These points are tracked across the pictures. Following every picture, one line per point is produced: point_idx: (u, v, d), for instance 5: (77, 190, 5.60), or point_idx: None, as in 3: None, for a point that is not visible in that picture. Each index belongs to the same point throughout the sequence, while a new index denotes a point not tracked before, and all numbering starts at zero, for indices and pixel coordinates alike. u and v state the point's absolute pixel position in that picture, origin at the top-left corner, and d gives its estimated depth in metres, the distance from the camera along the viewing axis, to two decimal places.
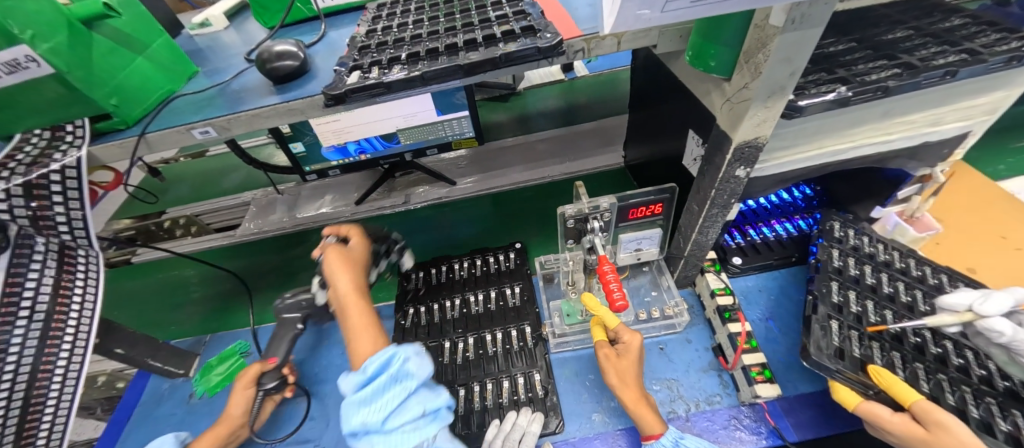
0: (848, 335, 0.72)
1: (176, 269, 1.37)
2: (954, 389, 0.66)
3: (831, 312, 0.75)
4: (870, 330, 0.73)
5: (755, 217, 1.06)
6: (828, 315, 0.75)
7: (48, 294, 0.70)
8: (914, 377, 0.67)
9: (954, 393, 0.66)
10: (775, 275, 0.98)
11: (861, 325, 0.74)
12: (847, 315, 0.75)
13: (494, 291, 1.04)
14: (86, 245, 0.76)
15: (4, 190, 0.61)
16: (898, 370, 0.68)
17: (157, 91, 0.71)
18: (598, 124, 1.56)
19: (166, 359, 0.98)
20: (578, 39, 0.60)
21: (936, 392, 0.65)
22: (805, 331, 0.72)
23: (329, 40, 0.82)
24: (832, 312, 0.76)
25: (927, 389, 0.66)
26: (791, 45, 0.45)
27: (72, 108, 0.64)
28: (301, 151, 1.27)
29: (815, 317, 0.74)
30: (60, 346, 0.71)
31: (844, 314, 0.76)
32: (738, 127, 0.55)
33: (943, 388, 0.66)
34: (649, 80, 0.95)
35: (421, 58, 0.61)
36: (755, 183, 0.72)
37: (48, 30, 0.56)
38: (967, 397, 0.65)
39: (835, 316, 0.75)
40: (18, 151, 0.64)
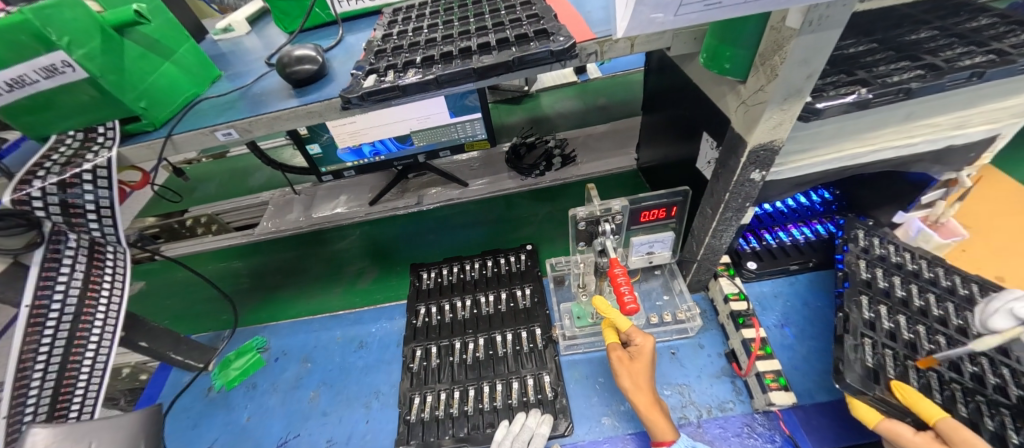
0: (884, 354, 0.70)
1: (225, 261, 1.42)
2: (993, 412, 0.64)
3: (864, 330, 0.73)
4: (904, 349, 0.71)
5: (772, 221, 1.04)
6: (861, 333, 0.72)
7: (79, 288, 0.74)
8: (953, 401, 0.65)
9: (993, 417, 0.63)
10: (792, 280, 0.97)
11: (897, 343, 0.71)
12: (880, 331, 0.73)
13: (505, 293, 1.05)
14: (115, 242, 0.79)
15: (40, 189, 0.64)
16: (935, 394, 0.65)
17: (182, 94, 0.74)
18: (611, 126, 1.55)
19: (187, 352, 1.02)
20: (591, 42, 0.60)
21: (976, 417, 0.63)
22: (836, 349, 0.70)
23: (347, 45, 0.84)
24: (865, 329, 0.73)
25: (964, 415, 0.63)
26: (809, 48, 0.44)
27: (104, 110, 0.66)
28: (318, 152, 1.29)
29: (847, 336, 0.71)
30: (87, 341, 0.75)
31: (878, 331, 0.73)
32: (754, 129, 0.54)
33: (981, 412, 0.63)
34: (663, 82, 0.95)
35: (436, 61, 0.62)
36: (771, 188, 0.71)
37: (83, 36, 0.58)
38: (1006, 422, 0.62)
39: (868, 333, 0.72)
40: (53, 151, 0.68)
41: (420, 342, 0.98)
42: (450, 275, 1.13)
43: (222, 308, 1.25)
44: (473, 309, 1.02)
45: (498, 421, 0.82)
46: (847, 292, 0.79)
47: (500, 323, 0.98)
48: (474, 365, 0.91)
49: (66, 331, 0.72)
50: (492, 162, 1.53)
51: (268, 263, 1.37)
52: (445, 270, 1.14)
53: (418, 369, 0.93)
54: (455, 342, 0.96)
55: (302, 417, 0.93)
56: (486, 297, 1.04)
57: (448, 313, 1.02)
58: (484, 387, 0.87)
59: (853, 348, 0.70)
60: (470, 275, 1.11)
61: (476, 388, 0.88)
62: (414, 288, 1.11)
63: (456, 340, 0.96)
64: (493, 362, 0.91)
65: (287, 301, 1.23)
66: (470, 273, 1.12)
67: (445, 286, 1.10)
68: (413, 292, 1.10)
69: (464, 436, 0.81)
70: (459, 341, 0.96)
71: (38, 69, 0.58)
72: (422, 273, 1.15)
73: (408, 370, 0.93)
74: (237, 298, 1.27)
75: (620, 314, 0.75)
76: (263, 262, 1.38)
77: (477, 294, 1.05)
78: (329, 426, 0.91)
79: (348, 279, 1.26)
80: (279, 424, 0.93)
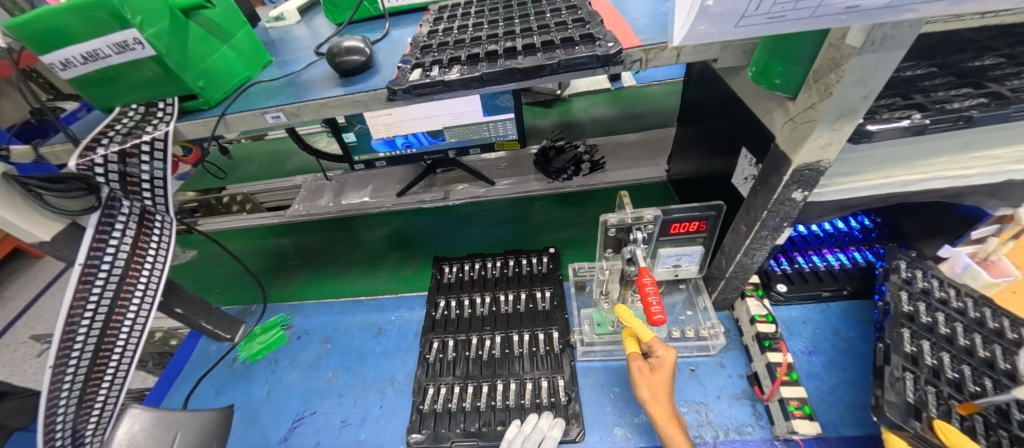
0: (924, 390, 0.66)
1: (274, 238, 1.47)
2: None
3: (906, 364, 0.70)
4: (949, 388, 0.67)
5: (805, 244, 1.00)
6: (902, 366, 0.69)
7: (127, 252, 0.78)
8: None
9: None
10: (823, 307, 0.93)
11: (939, 381, 0.68)
12: (923, 367, 0.69)
13: (524, 293, 1.05)
14: (163, 212, 0.84)
15: (102, 156, 0.67)
16: (980, 439, 0.62)
17: (236, 77, 0.78)
18: (643, 135, 1.54)
19: (216, 323, 1.06)
20: (637, 49, 0.60)
21: None
22: (876, 383, 0.67)
23: (392, 39, 0.86)
24: (906, 363, 0.70)
25: None
26: (868, 67, 0.43)
27: (166, 87, 0.70)
28: (352, 140, 1.32)
29: (887, 367, 0.68)
30: (129, 304, 0.80)
31: (920, 367, 0.70)
32: (800, 148, 0.53)
33: None
34: (702, 94, 0.93)
35: (480, 59, 0.63)
36: (808, 209, 0.69)
37: (154, 17, 0.62)
38: None
39: (909, 367, 0.69)
40: (116, 122, 0.72)
41: (438, 334, 0.99)
42: (471, 271, 1.14)
43: (270, 282, 1.29)
44: (492, 306, 1.03)
45: (509, 420, 0.82)
46: (890, 324, 0.76)
47: (518, 323, 0.98)
48: (489, 363, 0.92)
49: (110, 292, 0.76)
50: (520, 163, 1.53)
51: (316, 243, 1.42)
52: (466, 266, 1.16)
53: (434, 360, 0.94)
54: (471, 337, 0.97)
55: (320, 396, 0.96)
56: (506, 296, 1.05)
57: (467, 308, 1.03)
58: (497, 385, 0.88)
59: (887, 381, 0.67)
60: (491, 273, 1.12)
61: (490, 385, 0.88)
62: (435, 281, 1.13)
63: (473, 336, 0.97)
64: (508, 361, 0.91)
65: (333, 280, 1.27)
66: (491, 271, 1.12)
67: (467, 281, 1.11)
68: (435, 284, 1.12)
69: (474, 431, 0.82)
70: (475, 337, 0.97)
71: (112, 45, 0.63)
72: (444, 267, 1.17)
73: (424, 360, 0.94)
74: (284, 274, 1.31)
75: (642, 323, 0.73)
76: (310, 241, 1.43)
77: (497, 292, 1.06)
78: (344, 406, 0.93)
79: (393, 264, 1.29)
80: (297, 400, 0.96)
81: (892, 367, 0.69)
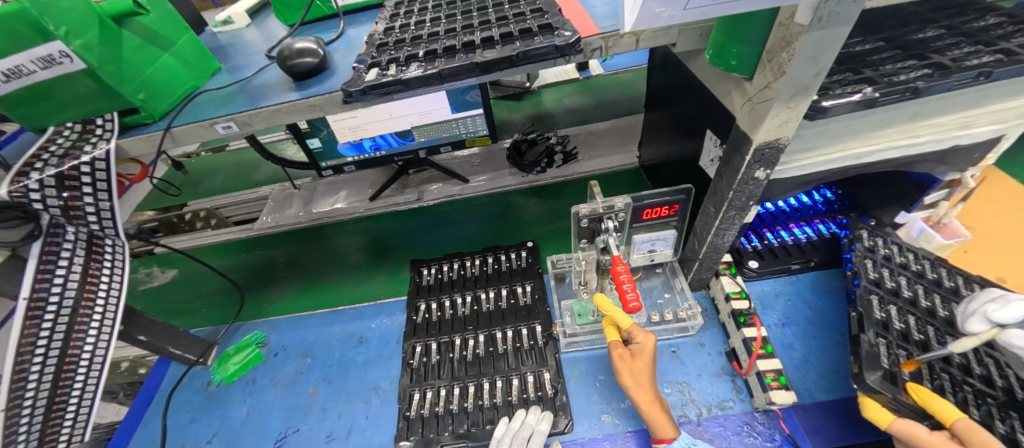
0: (897, 354, 0.69)
1: (259, 250, 1.41)
2: (1004, 416, 0.63)
3: (878, 329, 0.72)
4: (918, 349, 0.70)
5: (773, 220, 1.03)
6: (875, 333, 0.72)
7: (76, 282, 0.73)
8: (965, 404, 0.64)
9: (1004, 421, 0.62)
10: (792, 280, 0.96)
11: (909, 344, 0.71)
12: (894, 332, 0.72)
13: (505, 289, 1.04)
14: (114, 236, 0.79)
15: (38, 181, 0.63)
16: (948, 396, 0.65)
17: (181, 87, 0.73)
18: (613, 123, 1.55)
19: (186, 347, 1.02)
20: (596, 37, 0.59)
21: (988, 419, 0.62)
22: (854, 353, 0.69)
23: (348, 38, 0.83)
24: (878, 329, 0.73)
25: (976, 416, 0.63)
26: (816, 44, 0.44)
27: (102, 102, 0.66)
28: (317, 146, 1.28)
29: (863, 335, 0.71)
30: (83, 337, 0.75)
31: (890, 332, 0.73)
32: (759, 128, 0.53)
33: (992, 416, 0.63)
34: (666, 80, 0.94)
35: (439, 55, 0.61)
36: (772, 187, 0.71)
37: (81, 27, 0.58)
38: (1017, 424, 0.61)
39: (882, 333, 0.72)
40: (50, 143, 0.67)
41: (420, 338, 0.98)
42: (450, 271, 1.13)
43: (263, 296, 1.24)
44: (474, 305, 1.02)
45: (498, 418, 0.82)
46: (861, 293, 0.79)
47: (501, 320, 0.98)
48: (473, 362, 0.91)
49: (64, 326, 0.72)
50: (493, 159, 1.52)
51: (309, 250, 1.37)
52: (445, 266, 1.14)
53: (418, 365, 0.93)
54: (454, 338, 0.96)
55: (302, 412, 0.93)
56: (487, 294, 1.04)
57: (448, 310, 1.02)
58: (483, 384, 0.87)
59: (864, 348, 0.69)
60: (471, 271, 1.11)
61: (476, 384, 0.87)
62: (414, 284, 1.11)
63: (456, 337, 0.96)
64: (493, 359, 0.91)
65: (331, 287, 1.23)
66: (471, 270, 1.11)
67: (446, 282, 1.10)
68: (414, 287, 1.10)
69: (463, 432, 0.81)
70: (459, 338, 0.96)
71: (35, 60, 0.58)
72: (422, 269, 1.15)
73: (408, 365, 0.93)
74: (277, 286, 1.27)
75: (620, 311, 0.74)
76: (303, 250, 1.38)
77: (477, 290, 1.05)
78: (329, 420, 0.91)
79: (394, 267, 1.25)
80: (278, 419, 0.93)
81: (867, 335, 0.71)
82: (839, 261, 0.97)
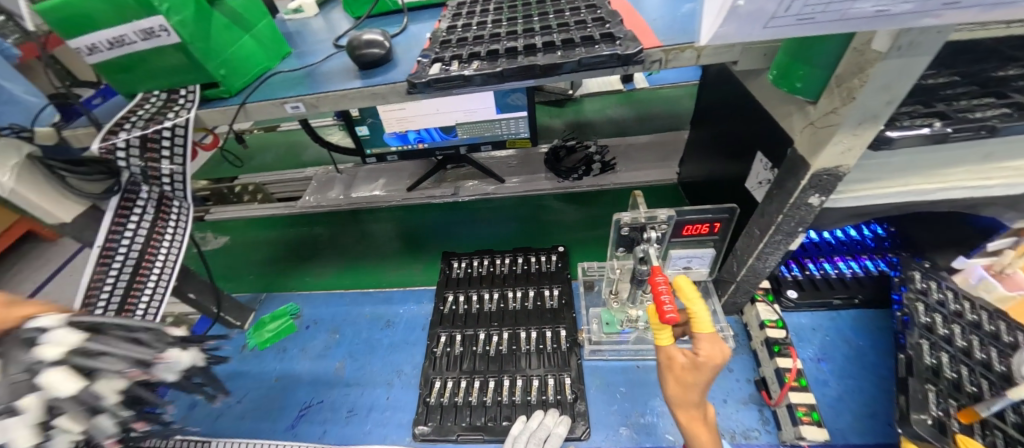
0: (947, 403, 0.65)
1: (302, 227, 1.48)
2: None
3: (927, 376, 0.69)
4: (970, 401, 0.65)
5: (817, 251, 0.99)
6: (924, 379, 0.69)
7: (144, 237, 0.79)
8: None
9: None
10: (833, 315, 0.93)
11: (961, 395, 0.66)
12: (944, 380, 0.68)
13: (532, 290, 1.05)
14: (182, 199, 0.84)
15: (124, 140, 0.69)
16: None
17: (256, 67, 0.79)
18: (654, 137, 1.53)
19: (227, 310, 1.08)
20: (657, 49, 0.59)
21: None
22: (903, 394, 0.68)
23: (410, 33, 0.87)
24: (928, 376, 0.69)
25: None
26: (893, 73, 0.43)
27: (188, 75, 0.71)
28: (365, 134, 1.33)
29: (912, 380, 0.69)
30: (142, 289, 0.81)
31: (940, 379, 0.69)
32: (819, 153, 0.52)
33: None
34: (717, 98, 0.93)
35: (500, 55, 0.63)
36: (823, 215, 0.69)
37: (181, 5, 0.63)
38: None
39: (931, 380, 0.69)
40: (139, 108, 0.73)
41: (445, 328, 1.00)
42: (479, 267, 1.15)
43: (306, 270, 1.30)
44: (500, 303, 1.03)
45: (515, 416, 0.83)
46: (911, 337, 0.76)
47: (526, 320, 0.99)
48: (495, 358, 0.92)
49: (127, 276, 0.78)
50: (530, 162, 1.54)
51: (349, 232, 1.43)
52: (475, 262, 1.16)
53: (441, 354, 0.95)
54: (479, 333, 0.98)
55: (327, 385, 0.97)
56: (514, 293, 1.05)
57: (475, 304, 1.04)
58: (503, 381, 0.88)
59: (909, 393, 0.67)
60: (500, 269, 1.12)
61: (496, 380, 0.89)
62: (444, 275, 1.13)
63: (480, 331, 0.98)
64: (514, 357, 0.92)
65: (370, 270, 1.27)
66: (500, 268, 1.13)
67: (475, 277, 1.12)
68: (443, 278, 1.13)
69: (480, 425, 0.83)
70: (483, 332, 0.97)
71: (138, 31, 0.64)
72: (452, 262, 1.17)
73: (432, 353, 0.95)
74: (319, 262, 1.33)
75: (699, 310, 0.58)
76: (344, 231, 1.44)
77: (505, 289, 1.06)
78: (351, 397, 0.94)
79: (426, 257, 1.29)
80: (305, 390, 0.97)
81: (916, 380, 0.69)
82: (885, 301, 0.93)
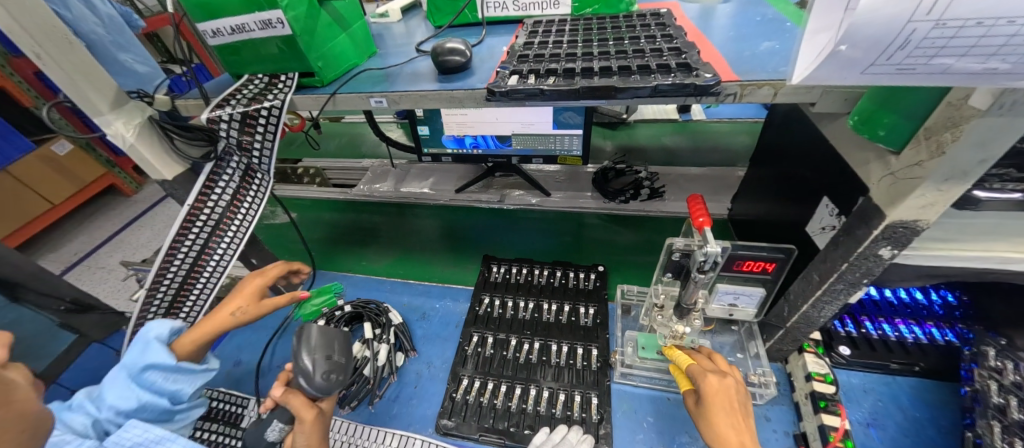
0: None
1: (356, 213, 1.56)
2: None
3: None
4: None
5: (876, 310, 0.94)
6: None
7: (226, 201, 0.87)
8: None
9: None
10: (887, 380, 0.87)
11: None
12: None
13: (568, 305, 1.06)
14: (264, 172, 0.92)
15: (229, 114, 0.77)
16: None
17: (347, 62, 0.86)
18: (707, 170, 1.51)
19: (281, 279, 1.16)
20: (734, 83, 0.60)
21: None
22: None
23: (487, 45, 0.92)
24: None
25: None
26: (990, 131, 0.42)
27: (290, 64, 0.79)
28: (425, 133, 1.40)
29: None
30: (216, 247, 0.89)
31: None
32: (897, 205, 0.51)
33: None
34: (782, 137, 0.91)
35: (576, 73, 0.66)
36: (889, 270, 0.66)
37: (297, 2, 0.71)
38: None
39: None
40: (243, 87, 0.82)
41: (479, 329, 1.02)
42: (518, 274, 1.16)
43: (363, 255, 1.37)
44: (534, 312, 1.05)
45: (538, 426, 0.83)
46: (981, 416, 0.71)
47: (558, 333, 0.99)
48: (524, 365, 0.93)
49: (205, 234, 0.86)
50: (577, 179, 1.56)
51: (402, 225, 1.50)
52: (514, 269, 1.18)
53: (472, 353, 0.97)
54: (510, 338, 0.99)
55: None
56: (549, 305, 1.06)
57: (510, 310, 1.06)
58: (530, 389, 0.89)
59: None
60: (538, 280, 1.14)
61: (523, 387, 0.89)
62: (482, 277, 1.16)
63: (512, 337, 0.99)
64: (543, 368, 0.93)
65: (423, 264, 1.32)
66: (538, 278, 1.14)
67: (513, 284, 1.14)
68: (481, 280, 1.16)
69: (502, 428, 0.84)
70: (514, 339, 0.99)
71: (257, 22, 0.72)
72: (492, 266, 1.20)
73: (463, 351, 0.98)
74: (376, 250, 1.39)
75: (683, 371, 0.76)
76: (398, 223, 1.50)
77: (541, 300, 1.08)
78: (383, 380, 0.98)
79: (467, 258, 1.32)
80: None
81: None
82: (951, 373, 0.86)
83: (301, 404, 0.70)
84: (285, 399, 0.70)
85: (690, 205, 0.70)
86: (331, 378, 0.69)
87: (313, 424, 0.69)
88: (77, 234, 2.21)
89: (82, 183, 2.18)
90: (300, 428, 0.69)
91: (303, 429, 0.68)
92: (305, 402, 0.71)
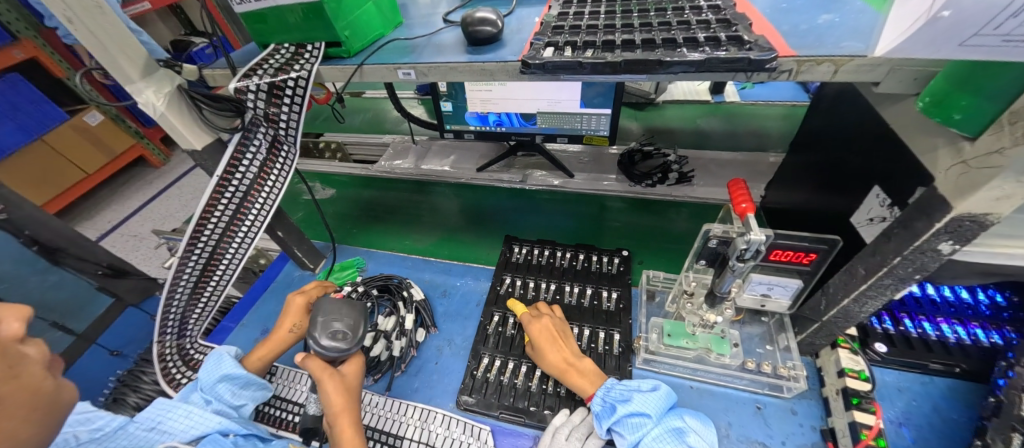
0: None
1: (379, 190, 1.57)
2: None
3: None
4: None
5: (917, 307, 0.89)
6: None
7: (253, 174, 0.88)
8: None
9: None
10: (925, 380, 0.84)
11: None
12: None
13: (590, 289, 1.04)
14: (290, 145, 0.92)
15: (256, 85, 0.76)
16: None
17: (373, 32, 0.84)
18: (738, 155, 1.44)
19: (305, 251, 1.18)
20: (791, 59, 0.55)
21: None
22: None
23: (518, 16, 0.88)
24: None
25: None
26: None
27: (317, 33, 0.77)
28: (448, 109, 1.37)
29: None
30: (244, 218, 0.90)
31: None
32: (966, 197, 0.47)
33: None
34: (829, 121, 0.85)
35: (615, 46, 0.62)
36: (942, 266, 0.62)
37: None
38: None
39: None
40: (270, 57, 0.80)
41: (500, 309, 1.02)
42: (540, 256, 1.15)
43: (406, 233, 1.36)
44: (556, 294, 1.04)
45: (558, 408, 0.83)
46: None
47: (580, 317, 0.98)
48: None
49: (233, 205, 0.87)
50: (601, 161, 1.51)
51: (433, 203, 1.49)
52: (537, 250, 1.16)
53: (492, 332, 0.97)
54: None
55: None
56: (571, 288, 1.05)
57: (531, 291, 1.05)
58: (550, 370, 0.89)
59: None
60: (560, 262, 1.12)
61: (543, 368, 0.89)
62: (504, 257, 1.16)
63: None
64: None
65: (469, 245, 1.30)
66: (560, 261, 1.12)
67: (535, 265, 1.12)
68: (503, 260, 1.15)
69: (522, 407, 0.84)
70: None
71: None
72: (514, 246, 1.19)
73: (484, 330, 0.98)
74: (421, 228, 1.38)
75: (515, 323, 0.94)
76: (434, 202, 1.49)
77: (563, 282, 1.06)
78: None
79: (490, 238, 1.31)
80: None
81: None
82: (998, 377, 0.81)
83: (316, 367, 0.76)
84: (303, 362, 0.77)
85: (732, 190, 0.67)
86: (340, 341, 0.77)
87: (330, 383, 0.75)
88: (110, 202, 2.29)
89: (114, 153, 2.24)
90: (321, 389, 0.75)
91: (326, 388, 0.75)
92: (320, 364, 0.77)
